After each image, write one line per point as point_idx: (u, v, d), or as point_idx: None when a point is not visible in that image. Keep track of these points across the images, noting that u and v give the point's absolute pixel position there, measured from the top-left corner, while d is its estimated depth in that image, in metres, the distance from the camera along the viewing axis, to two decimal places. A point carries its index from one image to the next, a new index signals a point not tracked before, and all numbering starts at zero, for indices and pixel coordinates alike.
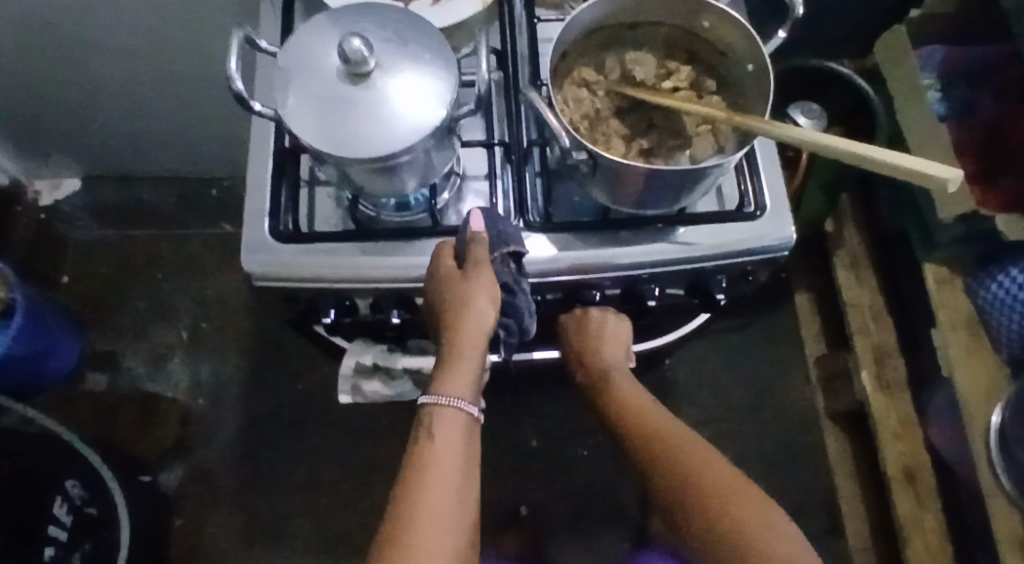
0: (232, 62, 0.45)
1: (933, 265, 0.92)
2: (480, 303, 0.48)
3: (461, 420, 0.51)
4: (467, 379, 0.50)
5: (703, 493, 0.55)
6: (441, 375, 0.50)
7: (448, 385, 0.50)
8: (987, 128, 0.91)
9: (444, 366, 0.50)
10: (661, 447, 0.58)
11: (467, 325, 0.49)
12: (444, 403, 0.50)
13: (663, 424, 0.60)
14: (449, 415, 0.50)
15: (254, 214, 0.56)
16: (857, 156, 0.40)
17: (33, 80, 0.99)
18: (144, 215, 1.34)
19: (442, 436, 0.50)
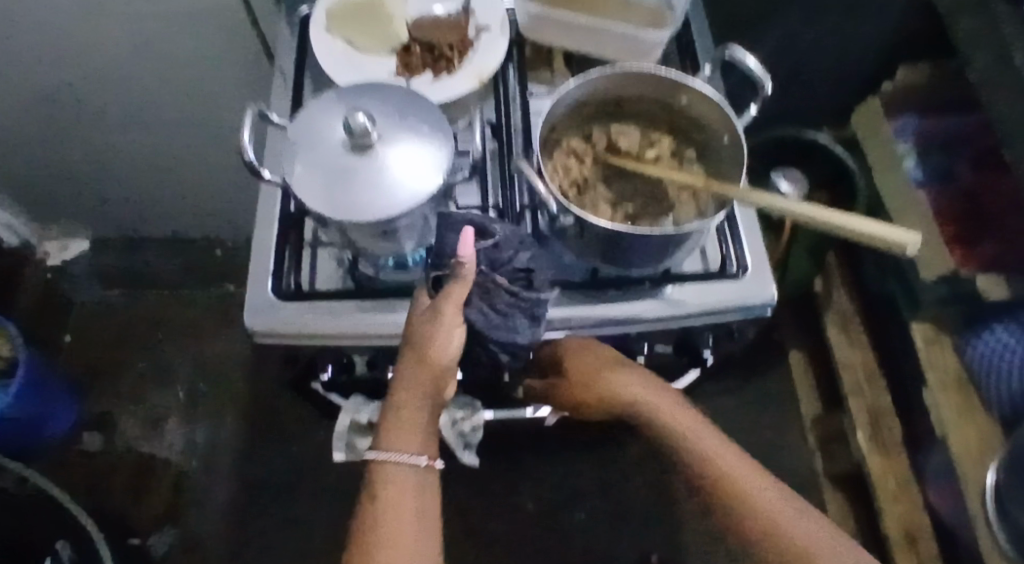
0: (245, 133, 0.49)
1: (921, 324, 0.95)
2: (446, 346, 0.46)
3: (410, 475, 0.48)
4: (412, 431, 0.47)
5: (754, 513, 0.55)
6: (391, 429, 0.47)
7: (391, 437, 0.47)
8: (966, 195, 0.93)
9: (390, 417, 0.47)
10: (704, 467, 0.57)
11: (422, 372, 0.46)
12: (387, 460, 0.47)
13: (703, 445, 0.58)
14: (394, 473, 0.47)
15: (259, 274, 0.58)
16: (824, 222, 0.42)
17: (53, 148, 1.05)
18: (149, 277, 1.37)
19: (388, 496, 0.47)
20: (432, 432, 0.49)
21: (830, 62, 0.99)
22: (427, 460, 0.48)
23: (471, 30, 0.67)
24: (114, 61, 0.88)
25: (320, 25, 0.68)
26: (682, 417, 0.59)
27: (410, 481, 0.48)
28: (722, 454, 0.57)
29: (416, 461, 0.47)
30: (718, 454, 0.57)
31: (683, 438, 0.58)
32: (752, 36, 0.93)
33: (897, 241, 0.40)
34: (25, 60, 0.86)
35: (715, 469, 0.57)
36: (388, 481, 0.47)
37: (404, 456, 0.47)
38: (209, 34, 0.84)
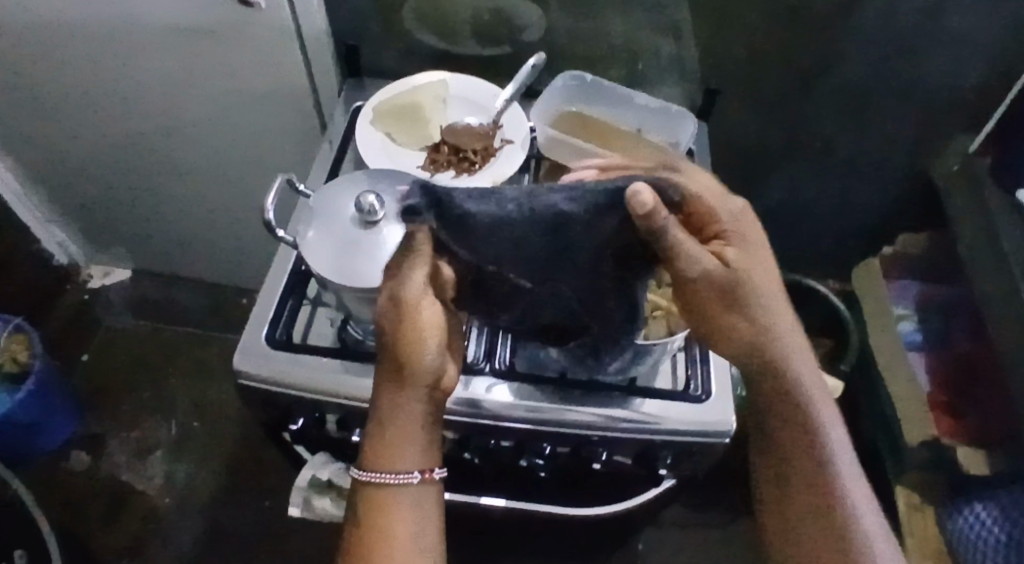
0: (270, 198, 0.56)
1: (904, 488, 0.94)
2: (422, 347, 0.47)
3: (402, 492, 0.48)
4: (400, 442, 0.47)
5: (830, 473, 0.48)
6: (383, 451, 0.47)
7: (380, 451, 0.47)
8: (959, 362, 0.97)
9: (381, 433, 0.48)
10: (786, 396, 0.50)
11: (410, 385, 0.48)
12: (377, 477, 0.47)
13: (800, 369, 0.50)
14: (385, 493, 0.48)
15: (257, 321, 0.64)
16: None
17: (119, 182, 1.16)
18: (175, 313, 1.45)
19: (381, 517, 0.48)
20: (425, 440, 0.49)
21: (836, 217, 1.04)
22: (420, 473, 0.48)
23: (496, 141, 0.75)
24: (189, 118, 1.00)
25: (365, 116, 0.77)
26: (783, 318, 0.51)
27: (414, 501, 0.48)
28: (811, 388, 0.50)
29: (412, 480, 0.48)
30: (809, 383, 0.50)
31: (779, 348, 0.50)
32: (762, 183, 1.00)
33: None
34: (117, 106, 0.99)
35: (798, 403, 0.49)
36: (383, 505, 0.48)
37: (399, 477, 0.47)
38: (275, 109, 0.96)
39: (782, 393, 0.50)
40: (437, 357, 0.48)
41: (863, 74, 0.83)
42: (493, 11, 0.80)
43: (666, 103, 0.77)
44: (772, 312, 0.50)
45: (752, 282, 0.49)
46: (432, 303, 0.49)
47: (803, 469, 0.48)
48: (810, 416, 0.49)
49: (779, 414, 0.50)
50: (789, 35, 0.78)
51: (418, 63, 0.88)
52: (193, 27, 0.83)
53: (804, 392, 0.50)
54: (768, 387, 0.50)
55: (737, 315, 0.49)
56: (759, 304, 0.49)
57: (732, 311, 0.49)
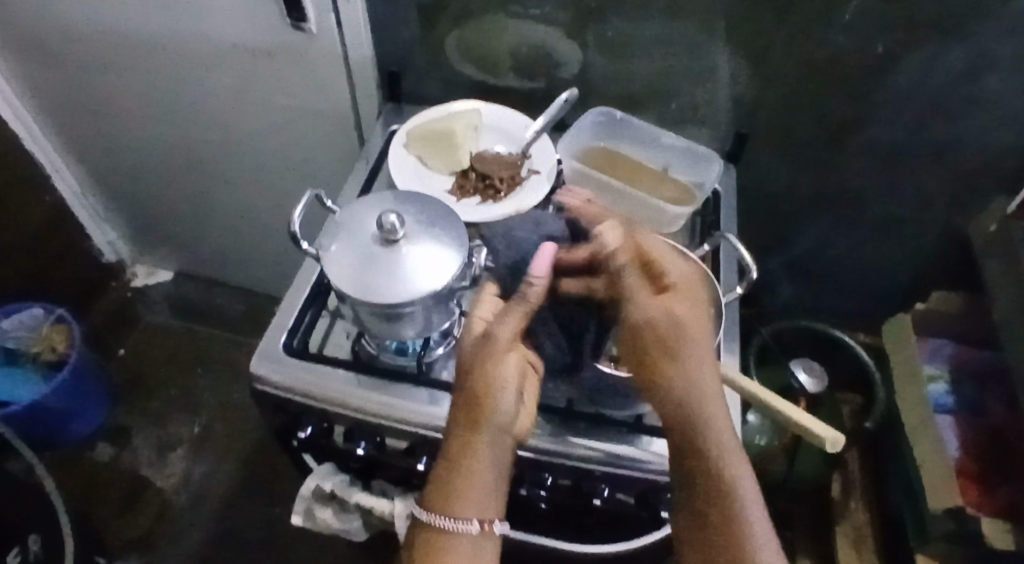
0: (297, 211, 0.58)
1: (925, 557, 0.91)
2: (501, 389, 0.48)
3: (465, 540, 0.45)
4: (477, 484, 0.46)
5: (735, 528, 0.41)
6: (445, 496, 0.45)
7: (453, 496, 0.45)
8: (991, 431, 0.94)
9: (446, 476, 0.46)
10: (691, 444, 0.44)
11: (476, 431, 0.47)
12: (445, 523, 0.45)
13: (710, 414, 0.45)
14: (449, 540, 0.45)
15: (277, 329, 0.66)
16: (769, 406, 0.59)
17: (169, 187, 1.22)
18: (208, 315, 1.49)
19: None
20: (497, 486, 0.47)
21: (869, 269, 1.02)
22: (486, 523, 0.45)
23: (524, 170, 0.77)
24: (237, 132, 1.04)
25: (400, 139, 0.80)
26: (703, 359, 0.46)
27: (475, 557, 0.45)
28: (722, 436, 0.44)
29: (472, 531, 0.45)
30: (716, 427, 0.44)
31: (686, 391, 0.45)
32: (792, 230, 0.99)
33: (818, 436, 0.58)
34: (173, 116, 1.05)
35: (709, 451, 0.43)
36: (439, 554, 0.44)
37: (460, 525, 0.45)
38: (318, 128, 0.99)
39: (690, 437, 0.44)
40: (511, 408, 0.49)
41: (899, 130, 0.82)
42: (531, 47, 0.82)
43: (693, 144, 0.78)
44: (698, 357, 0.46)
45: (683, 321, 0.48)
46: (514, 361, 0.50)
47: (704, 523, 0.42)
48: (718, 470, 0.43)
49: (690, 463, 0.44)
50: (824, 86, 0.78)
51: (457, 93, 0.91)
52: (247, 47, 0.88)
53: (709, 439, 0.44)
54: (676, 432, 0.46)
55: (658, 357, 0.47)
56: (686, 343, 0.46)
57: (658, 353, 0.47)
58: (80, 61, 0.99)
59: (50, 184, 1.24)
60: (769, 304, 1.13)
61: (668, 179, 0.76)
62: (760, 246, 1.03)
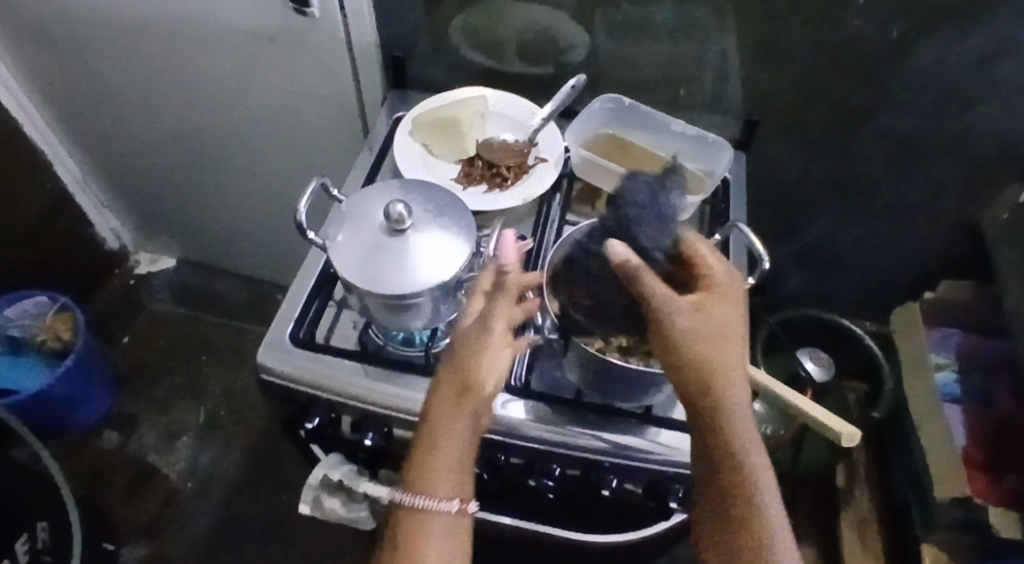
0: (303, 200, 0.57)
1: (932, 546, 0.91)
2: (490, 378, 0.50)
3: (438, 519, 0.47)
4: (451, 471, 0.48)
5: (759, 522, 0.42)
6: (428, 472, 0.48)
7: (427, 479, 0.47)
8: (1000, 422, 0.93)
9: (432, 454, 0.48)
10: (735, 474, 0.43)
11: (465, 414, 0.49)
12: (418, 502, 0.47)
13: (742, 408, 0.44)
14: (424, 515, 0.47)
15: (283, 318, 0.65)
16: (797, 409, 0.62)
17: (171, 173, 1.21)
18: (212, 302, 1.49)
19: (415, 541, 0.47)
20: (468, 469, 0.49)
21: (878, 257, 1.02)
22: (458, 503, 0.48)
23: (531, 158, 0.76)
24: (240, 119, 1.04)
25: (405, 126, 0.79)
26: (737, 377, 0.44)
27: (442, 530, 0.47)
28: (762, 461, 0.44)
29: (448, 507, 0.48)
30: (758, 462, 0.43)
31: (731, 418, 0.43)
32: (800, 218, 0.98)
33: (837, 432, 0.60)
34: (176, 103, 1.04)
35: (736, 438, 0.43)
36: (419, 527, 0.47)
37: (437, 502, 0.47)
38: (321, 114, 0.98)
39: (729, 465, 0.43)
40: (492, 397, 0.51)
41: (911, 117, 0.81)
42: (538, 32, 0.81)
43: (703, 131, 0.77)
44: (731, 354, 0.44)
45: (721, 318, 0.45)
46: (503, 359, 0.51)
47: (745, 546, 0.42)
48: (746, 461, 0.43)
49: (731, 491, 0.43)
50: (836, 73, 0.77)
51: (463, 79, 0.90)
52: (250, 33, 0.87)
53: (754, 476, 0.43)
54: (711, 432, 0.44)
55: (700, 358, 0.43)
56: (726, 334, 0.44)
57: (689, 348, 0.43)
58: (80, 46, 0.98)
59: (52, 171, 1.23)
60: (776, 292, 1.12)
61: None
62: (768, 234, 1.02)
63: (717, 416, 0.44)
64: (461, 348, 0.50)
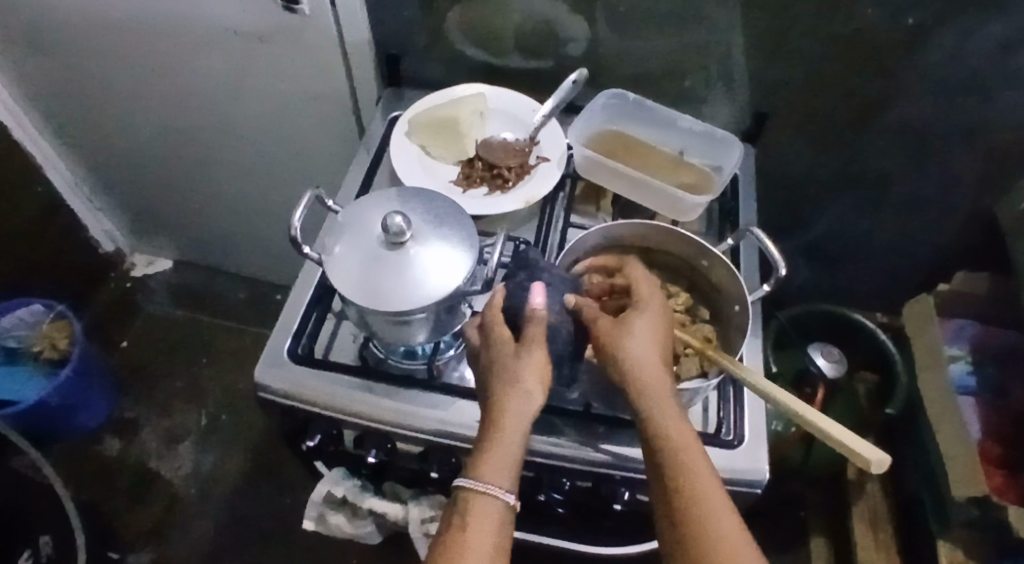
0: (297, 212, 0.54)
1: (947, 544, 0.90)
2: (519, 366, 0.47)
3: (494, 507, 0.44)
4: (506, 462, 0.44)
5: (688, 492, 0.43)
6: (480, 461, 0.45)
7: (484, 463, 0.44)
8: (1015, 416, 0.92)
9: (484, 447, 0.45)
10: (686, 495, 0.43)
11: (515, 401, 0.46)
12: (479, 487, 0.43)
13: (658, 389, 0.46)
14: (480, 502, 0.43)
15: (280, 333, 0.63)
16: (813, 426, 0.47)
17: (164, 176, 1.18)
18: (210, 303, 1.47)
19: (472, 527, 0.43)
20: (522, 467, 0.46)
21: (889, 248, 0.99)
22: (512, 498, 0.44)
23: (533, 158, 0.74)
24: (232, 118, 1.01)
25: (400, 127, 0.76)
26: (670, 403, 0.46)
27: (491, 518, 0.43)
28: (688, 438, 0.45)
29: (503, 495, 0.44)
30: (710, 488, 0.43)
31: (680, 448, 0.44)
32: (808, 211, 0.96)
33: (863, 456, 0.45)
34: (164, 103, 1.01)
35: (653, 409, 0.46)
36: (474, 513, 0.43)
37: (493, 490, 0.44)
38: (314, 112, 0.95)
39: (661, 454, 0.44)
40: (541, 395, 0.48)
41: (928, 106, 0.78)
42: (537, 24, 0.78)
43: (711, 126, 0.74)
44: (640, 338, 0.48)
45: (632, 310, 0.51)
46: (537, 357, 0.48)
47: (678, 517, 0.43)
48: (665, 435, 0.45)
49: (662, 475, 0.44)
50: (850, 62, 0.74)
51: (460, 74, 0.87)
52: (238, 31, 0.84)
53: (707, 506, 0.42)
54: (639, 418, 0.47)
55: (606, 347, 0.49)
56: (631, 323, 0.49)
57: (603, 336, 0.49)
58: (63, 49, 0.95)
59: (41, 175, 1.20)
60: (784, 285, 1.10)
61: (684, 166, 0.73)
62: (777, 226, 0.99)
63: (668, 448, 0.44)
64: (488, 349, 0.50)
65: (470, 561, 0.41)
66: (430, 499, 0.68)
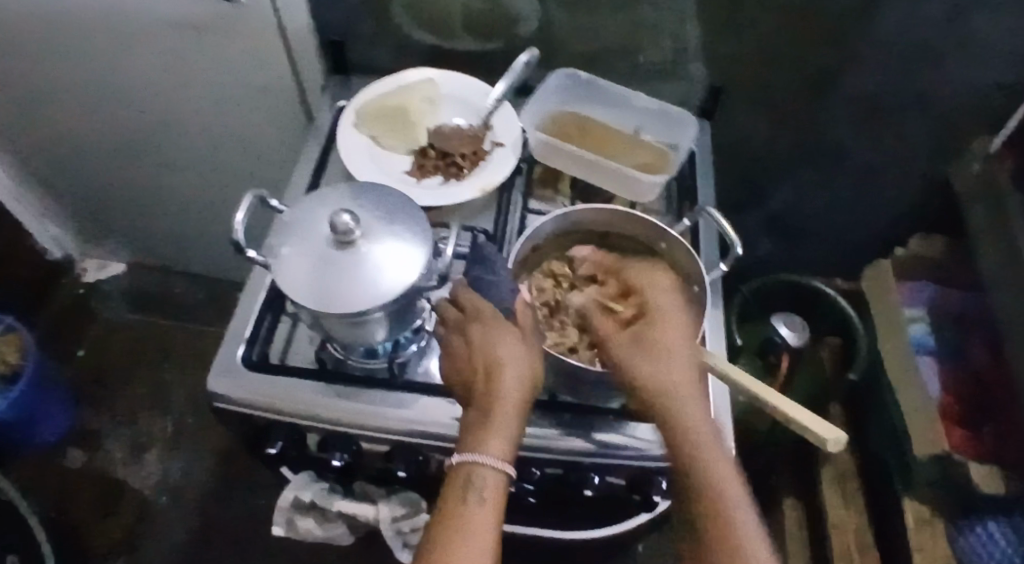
0: (239, 215, 0.52)
1: (915, 503, 0.91)
2: (501, 345, 0.48)
3: (490, 477, 0.45)
4: (497, 434, 0.46)
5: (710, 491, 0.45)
6: (474, 436, 0.46)
7: (477, 437, 0.46)
8: (974, 374, 0.94)
9: (478, 422, 0.47)
10: (708, 495, 0.45)
11: (502, 378, 0.47)
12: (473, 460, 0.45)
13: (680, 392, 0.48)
14: (476, 474, 0.45)
15: (233, 340, 0.61)
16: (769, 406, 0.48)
17: (109, 178, 1.14)
18: (169, 305, 1.43)
19: (469, 497, 0.44)
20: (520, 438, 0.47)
21: (847, 216, 1.00)
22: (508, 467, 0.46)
23: (487, 144, 0.72)
24: (175, 114, 0.97)
25: (348, 118, 0.74)
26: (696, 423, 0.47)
27: (485, 486, 0.45)
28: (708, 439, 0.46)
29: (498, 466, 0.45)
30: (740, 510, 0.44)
31: (705, 456, 0.46)
32: (768, 183, 0.96)
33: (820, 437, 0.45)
34: (100, 101, 0.96)
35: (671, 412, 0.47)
36: (470, 485, 0.45)
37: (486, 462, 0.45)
38: (260, 104, 0.92)
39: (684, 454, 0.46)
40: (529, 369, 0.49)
41: (879, 74, 0.78)
42: (485, 4, 0.75)
43: (666, 104, 0.73)
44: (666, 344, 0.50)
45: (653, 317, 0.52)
46: (516, 338, 0.49)
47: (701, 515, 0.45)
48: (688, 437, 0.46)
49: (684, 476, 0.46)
50: (802, 32, 0.74)
51: (409, 59, 0.84)
52: (171, 23, 0.80)
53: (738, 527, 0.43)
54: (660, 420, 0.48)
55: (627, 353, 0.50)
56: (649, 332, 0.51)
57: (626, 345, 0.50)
58: None
59: None
60: (747, 257, 1.11)
61: (640, 145, 0.71)
62: (737, 199, 0.99)
63: (692, 457, 0.46)
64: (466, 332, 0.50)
65: (467, 531, 0.43)
66: (400, 497, 0.67)
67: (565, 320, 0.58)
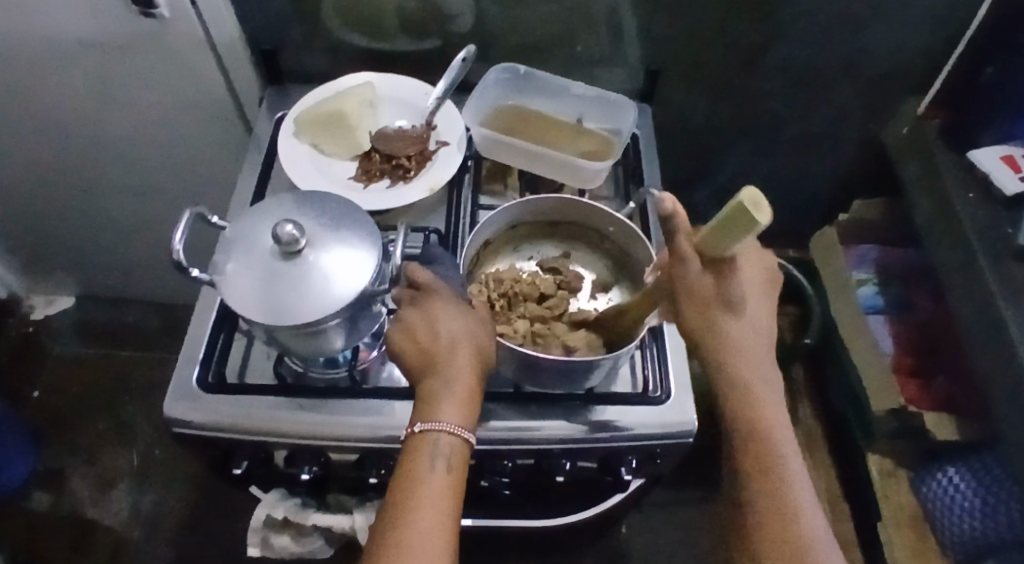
0: (177, 234, 0.51)
1: (877, 456, 0.96)
2: (444, 317, 0.49)
3: (445, 443, 0.45)
4: (449, 401, 0.46)
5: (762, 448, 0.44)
6: (426, 404, 0.46)
7: (428, 406, 0.46)
8: (923, 327, 0.99)
9: (428, 393, 0.47)
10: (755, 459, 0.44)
11: (448, 349, 0.48)
12: (426, 428, 0.45)
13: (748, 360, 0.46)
14: (431, 441, 0.45)
15: (187, 363, 0.60)
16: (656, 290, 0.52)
17: (47, 209, 1.10)
18: (124, 336, 1.38)
19: (423, 464, 0.44)
20: (477, 406, 0.47)
21: (792, 187, 1.03)
22: (464, 432, 0.46)
23: (432, 143, 0.72)
24: (109, 137, 0.93)
25: (288, 128, 0.72)
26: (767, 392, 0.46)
27: (450, 453, 0.45)
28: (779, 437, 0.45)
29: (452, 430, 0.45)
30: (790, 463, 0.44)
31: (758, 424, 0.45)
32: (713, 159, 0.98)
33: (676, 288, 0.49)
34: (28, 131, 0.93)
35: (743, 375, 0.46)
36: (422, 454, 0.44)
37: (440, 426, 0.45)
38: (198, 121, 0.90)
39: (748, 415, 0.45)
40: (473, 334, 0.49)
41: (808, 46, 0.80)
42: (417, 4, 0.75)
43: (605, 91, 0.74)
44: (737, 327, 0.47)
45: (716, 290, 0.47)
46: (459, 311, 0.50)
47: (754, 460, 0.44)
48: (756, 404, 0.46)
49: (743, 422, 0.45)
50: (731, 12, 0.75)
51: (346, 63, 0.84)
52: (97, 46, 0.77)
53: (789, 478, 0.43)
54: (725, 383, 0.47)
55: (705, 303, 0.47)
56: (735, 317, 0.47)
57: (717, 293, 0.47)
58: None
59: None
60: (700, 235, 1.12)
61: (582, 133, 0.72)
62: (685, 178, 1.01)
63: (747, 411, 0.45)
64: (406, 312, 0.51)
65: (421, 496, 0.42)
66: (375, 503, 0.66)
67: (523, 313, 0.58)
